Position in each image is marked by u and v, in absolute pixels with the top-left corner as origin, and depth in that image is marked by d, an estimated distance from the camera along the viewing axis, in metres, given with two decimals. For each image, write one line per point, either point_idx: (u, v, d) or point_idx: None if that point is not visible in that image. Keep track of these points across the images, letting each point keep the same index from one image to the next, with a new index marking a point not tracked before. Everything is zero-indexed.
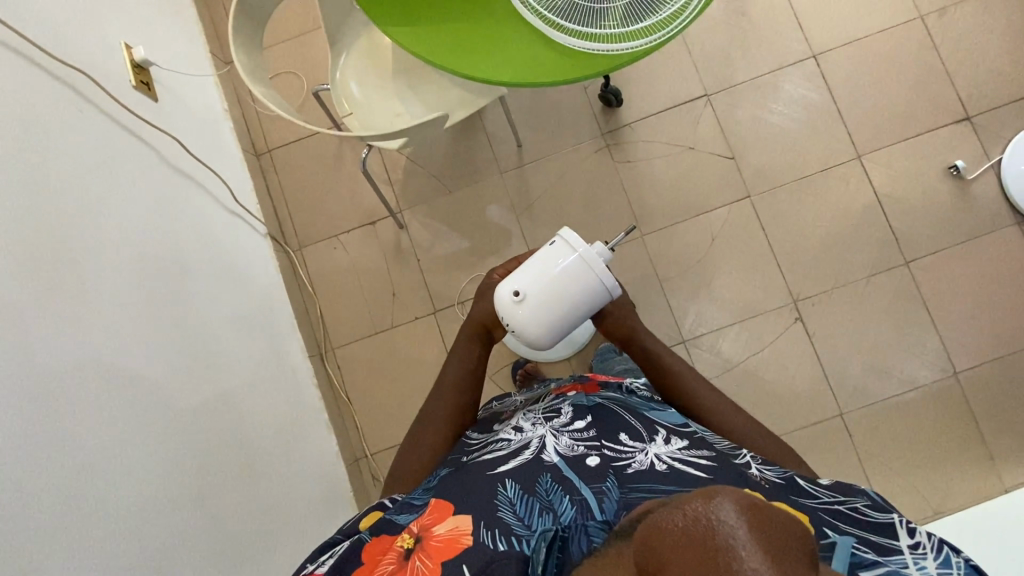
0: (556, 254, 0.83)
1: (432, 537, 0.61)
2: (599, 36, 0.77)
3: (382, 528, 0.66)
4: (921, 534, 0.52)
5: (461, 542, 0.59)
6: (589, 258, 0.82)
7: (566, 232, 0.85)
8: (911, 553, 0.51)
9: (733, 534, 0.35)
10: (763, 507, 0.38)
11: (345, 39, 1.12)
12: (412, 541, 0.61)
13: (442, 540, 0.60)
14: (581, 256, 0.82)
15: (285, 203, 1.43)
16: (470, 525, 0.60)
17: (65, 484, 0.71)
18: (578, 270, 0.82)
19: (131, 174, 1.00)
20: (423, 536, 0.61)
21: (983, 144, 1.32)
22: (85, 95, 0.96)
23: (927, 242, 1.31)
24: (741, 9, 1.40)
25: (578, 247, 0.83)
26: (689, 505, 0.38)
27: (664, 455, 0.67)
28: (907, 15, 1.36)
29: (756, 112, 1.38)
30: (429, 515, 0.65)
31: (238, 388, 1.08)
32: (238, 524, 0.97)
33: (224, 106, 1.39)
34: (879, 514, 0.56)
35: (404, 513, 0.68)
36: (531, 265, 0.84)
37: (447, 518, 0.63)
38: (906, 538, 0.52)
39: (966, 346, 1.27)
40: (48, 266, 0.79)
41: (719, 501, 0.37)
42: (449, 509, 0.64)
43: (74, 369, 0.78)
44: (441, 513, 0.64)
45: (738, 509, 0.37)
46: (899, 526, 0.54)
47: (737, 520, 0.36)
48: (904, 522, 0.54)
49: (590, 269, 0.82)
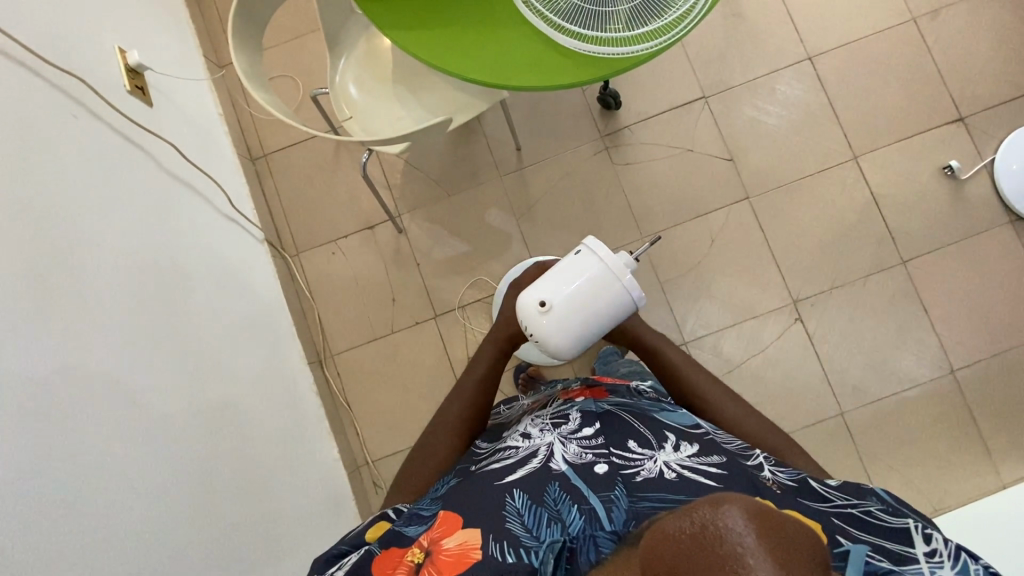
0: (581, 263, 0.83)
1: (441, 552, 0.60)
2: (603, 40, 0.77)
3: (391, 540, 0.65)
4: (937, 541, 0.53)
5: (471, 557, 0.58)
6: (615, 267, 0.82)
7: (591, 242, 0.85)
8: (930, 562, 0.51)
9: (741, 541, 0.35)
10: (770, 513, 0.38)
11: (344, 42, 1.11)
12: (422, 555, 0.60)
13: (451, 554, 0.59)
14: (607, 265, 0.82)
15: (283, 209, 1.42)
16: (479, 539, 0.60)
17: (65, 495, 0.70)
18: (604, 279, 0.82)
19: (127, 180, 0.98)
20: (432, 550, 0.60)
21: (976, 144, 1.34)
22: (81, 100, 0.94)
23: (924, 241, 1.32)
24: (736, 12, 1.41)
25: (605, 257, 0.83)
26: (697, 512, 0.38)
27: (674, 462, 0.67)
28: (900, 17, 1.38)
29: (753, 114, 1.38)
30: (438, 528, 0.64)
31: (238, 396, 1.07)
32: (243, 535, 0.95)
33: (218, 110, 1.37)
34: (892, 518, 0.56)
35: (413, 526, 0.67)
36: (558, 275, 0.83)
37: (457, 531, 0.62)
38: (922, 546, 0.52)
39: (964, 345, 1.29)
40: (48, 274, 0.78)
41: (727, 507, 0.37)
42: (458, 520, 0.63)
43: (74, 378, 0.76)
44: (449, 526, 0.63)
45: (746, 516, 0.37)
46: (915, 532, 0.54)
47: (745, 527, 0.36)
48: (919, 528, 0.54)
49: (616, 278, 0.82)
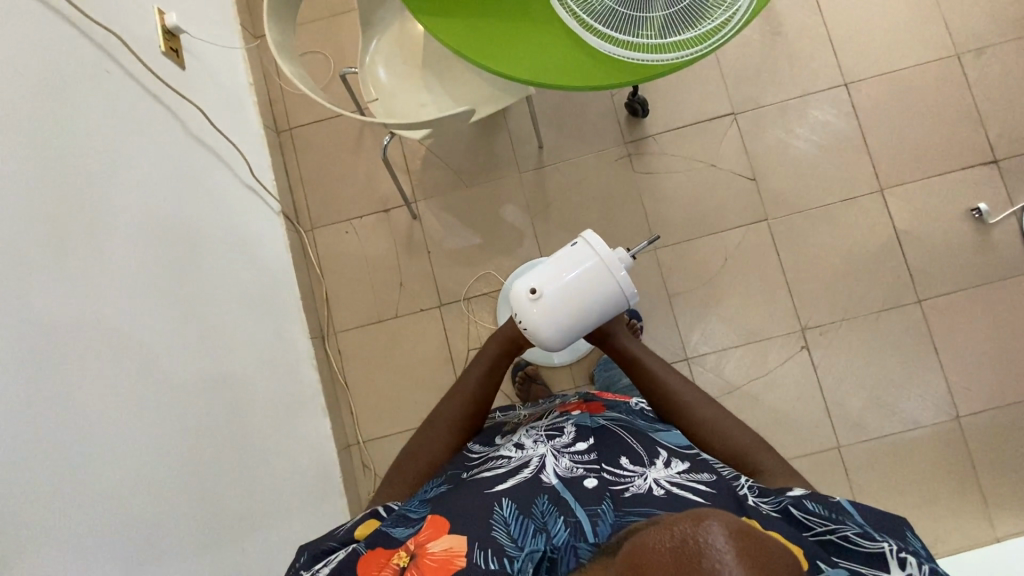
0: (577, 255, 0.83)
1: (426, 555, 0.61)
2: (634, 45, 0.76)
3: (378, 540, 0.65)
4: (913, 565, 0.53)
5: (455, 563, 0.59)
6: (610, 262, 0.82)
7: (588, 235, 0.85)
8: None
9: (721, 557, 0.35)
10: (752, 533, 0.38)
11: (377, 24, 1.11)
12: (407, 558, 0.61)
13: (436, 559, 0.60)
14: (603, 261, 0.82)
15: (302, 183, 1.43)
16: (465, 546, 0.60)
17: (58, 439, 0.71)
18: (597, 273, 0.82)
19: (151, 138, 1.00)
20: (417, 553, 0.61)
21: (1008, 189, 1.31)
22: (114, 56, 0.96)
23: (942, 282, 1.29)
24: (775, 30, 1.39)
25: (600, 252, 0.82)
26: (677, 526, 0.38)
27: (663, 479, 0.66)
28: (944, 51, 1.35)
29: (782, 136, 1.36)
30: (425, 531, 0.64)
31: (238, 366, 1.08)
32: (230, 503, 0.97)
33: (249, 79, 1.38)
34: (868, 542, 0.56)
35: (400, 527, 0.67)
36: (552, 264, 0.83)
37: (443, 536, 0.62)
38: (898, 571, 0.54)
39: (972, 392, 1.26)
40: (63, 221, 0.79)
41: (709, 523, 0.37)
42: (444, 525, 0.64)
43: (76, 327, 0.78)
44: (436, 529, 0.64)
45: (727, 534, 0.37)
46: (890, 556, 0.54)
47: (725, 545, 0.36)
48: (894, 551, 0.54)
49: (609, 273, 0.82)
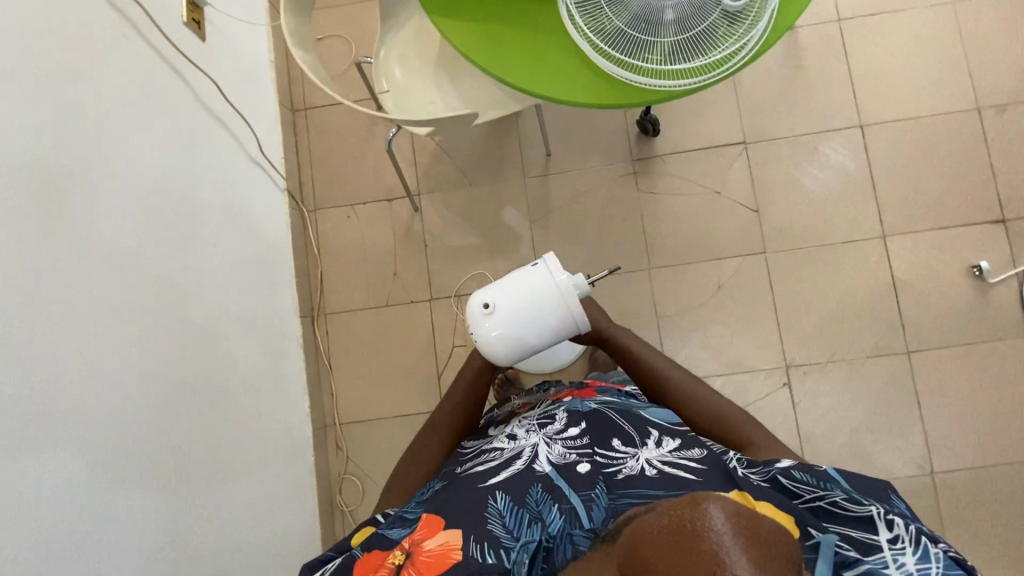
0: (533, 276, 0.84)
1: (421, 553, 0.62)
2: (642, 70, 0.76)
3: (373, 544, 0.67)
4: (899, 527, 0.55)
5: (451, 557, 0.60)
6: (564, 288, 0.83)
7: (548, 257, 0.85)
8: (890, 550, 0.54)
9: (719, 539, 0.39)
10: (748, 516, 0.42)
11: (395, 17, 1.12)
12: (403, 556, 0.62)
13: (432, 555, 0.61)
14: (557, 285, 0.83)
15: (310, 164, 1.45)
16: (460, 540, 0.61)
17: (36, 388, 0.73)
18: (550, 297, 0.83)
19: (162, 103, 1.02)
20: (413, 551, 0.62)
21: (1012, 250, 1.29)
22: (133, 21, 0.97)
23: (934, 336, 1.28)
24: (796, 63, 1.38)
25: (556, 276, 0.83)
26: (679, 511, 0.41)
27: (655, 459, 0.67)
28: (965, 103, 1.33)
29: (790, 171, 1.36)
30: (421, 530, 0.65)
31: (223, 335, 1.10)
32: (202, 467, 0.99)
33: (269, 56, 1.40)
34: (857, 507, 0.58)
35: (397, 528, 0.68)
36: (508, 282, 0.84)
37: (438, 532, 0.64)
38: (885, 532, 0.55)
39: (950, 449, 1.25)
40: (63, 176, 0.81)
41: (707, 506, 0.41)
42: (440, 522, 0.65)
43: (67, 279, 0.80)
44: (431, 527, 0.65)
45: (725, 515, 0.40)
46: (878, 519, 0.56)
47: (724, 526, 0.39)
48: (882, 515, 0.56)
49: (562, 300, 0.83)
